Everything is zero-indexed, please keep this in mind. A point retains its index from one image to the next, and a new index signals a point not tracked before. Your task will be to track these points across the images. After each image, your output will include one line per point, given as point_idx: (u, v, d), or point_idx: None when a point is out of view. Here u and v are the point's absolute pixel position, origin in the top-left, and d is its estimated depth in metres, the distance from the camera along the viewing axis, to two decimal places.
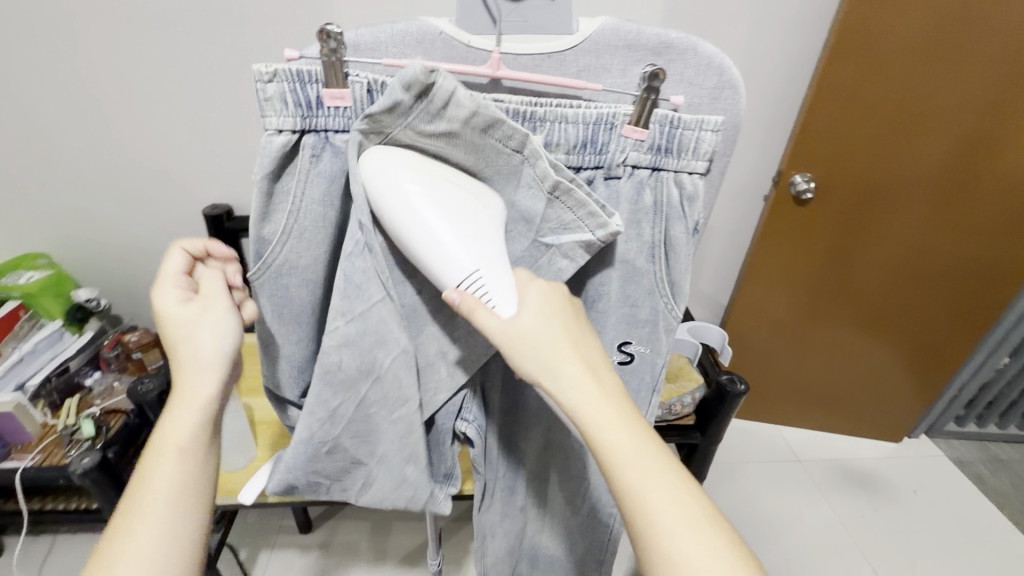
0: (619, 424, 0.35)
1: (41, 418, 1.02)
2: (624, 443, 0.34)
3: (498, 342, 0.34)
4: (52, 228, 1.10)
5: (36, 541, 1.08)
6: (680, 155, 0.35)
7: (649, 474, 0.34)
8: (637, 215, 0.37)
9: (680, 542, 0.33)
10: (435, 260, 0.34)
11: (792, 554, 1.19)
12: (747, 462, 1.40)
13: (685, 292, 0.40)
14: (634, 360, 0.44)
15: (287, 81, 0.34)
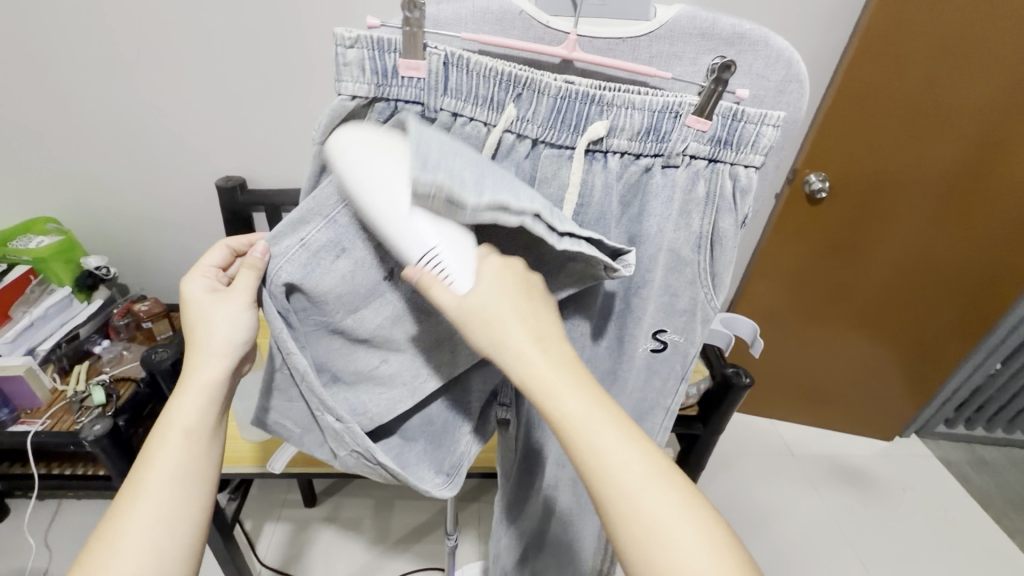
0: (575, 390, 0.34)
1: (51, 383, 1.02)
2: (581, 411, 0.33)
3: (451, 316, 0.35)
4: (64, 193, 1.09)
5: (42, 505, 1.09)
6: (740, 148, 0.35)
7: (608, 436, 0.33)
8: (688, 206, 0.37)
9: (650, 506, 0.32)
10: (400, 234, 0.34)
11: (783, 545, 1.23)
12: (744, 455, 1.43)
13: (726, 284, 0.40)
14: (667, 348, 0.45)
15: (367, 48, 0.34)
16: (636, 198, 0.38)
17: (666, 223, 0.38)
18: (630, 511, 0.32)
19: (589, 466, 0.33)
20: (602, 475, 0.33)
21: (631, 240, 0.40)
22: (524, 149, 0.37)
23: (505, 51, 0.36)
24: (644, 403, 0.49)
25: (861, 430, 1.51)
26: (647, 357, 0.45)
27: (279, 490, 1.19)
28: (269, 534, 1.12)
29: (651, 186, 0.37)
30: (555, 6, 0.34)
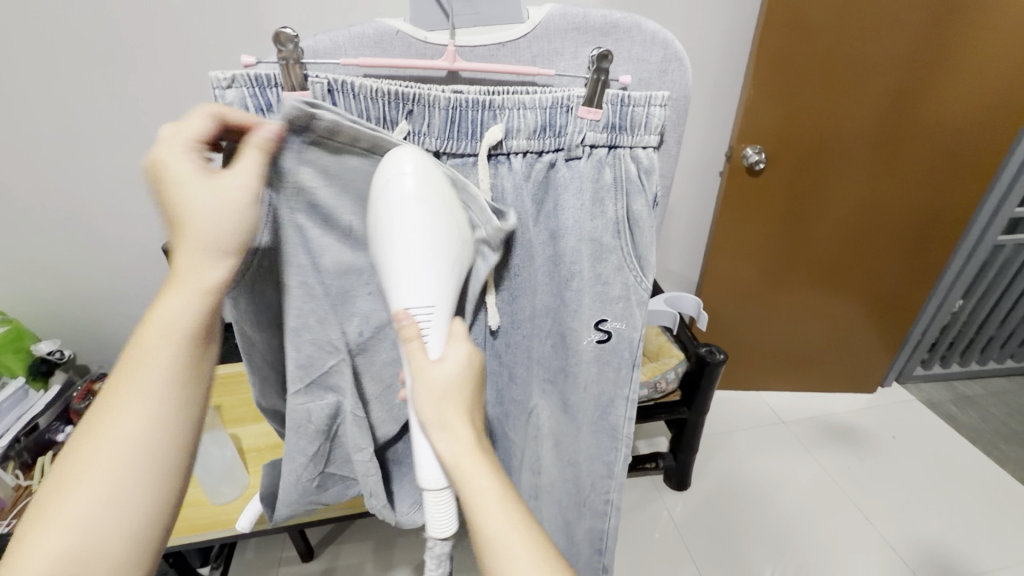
0: (492, 483, 0.34)
1: (12, 482, 0.94)
2: (494, 505, 0.34)
3: (414, 377, 0.34)
4: (3, 281, 1.05)
5: None
6: (634, 131, 0.36)
7: (514, 548, 0.33)
8: (599, 195, 0.38)
9: None
10: (403, 282, 0.33)
11: (790, 512, 1.23)
12: (735, 431, 1.44)
13: (651, 264, 0.41)
14: (611, 337, 0.45)
15: (246, 87, 0.34)
16: (548, 194, 0.39)
17: (581, 215, 0.39)
18: None
19: (487, 550, 0.33)
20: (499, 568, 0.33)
21: (552, 234, 0.40)
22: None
23: (393, 70, 0.36)
24: (604, 396, 0.49)
25: (842, 386, 1.54)
26: (594, 349, 0.46)
27: (274, 549, 1.15)
28: None
29: (559, 180, 0.38)
30: (429, 21, 0.34)
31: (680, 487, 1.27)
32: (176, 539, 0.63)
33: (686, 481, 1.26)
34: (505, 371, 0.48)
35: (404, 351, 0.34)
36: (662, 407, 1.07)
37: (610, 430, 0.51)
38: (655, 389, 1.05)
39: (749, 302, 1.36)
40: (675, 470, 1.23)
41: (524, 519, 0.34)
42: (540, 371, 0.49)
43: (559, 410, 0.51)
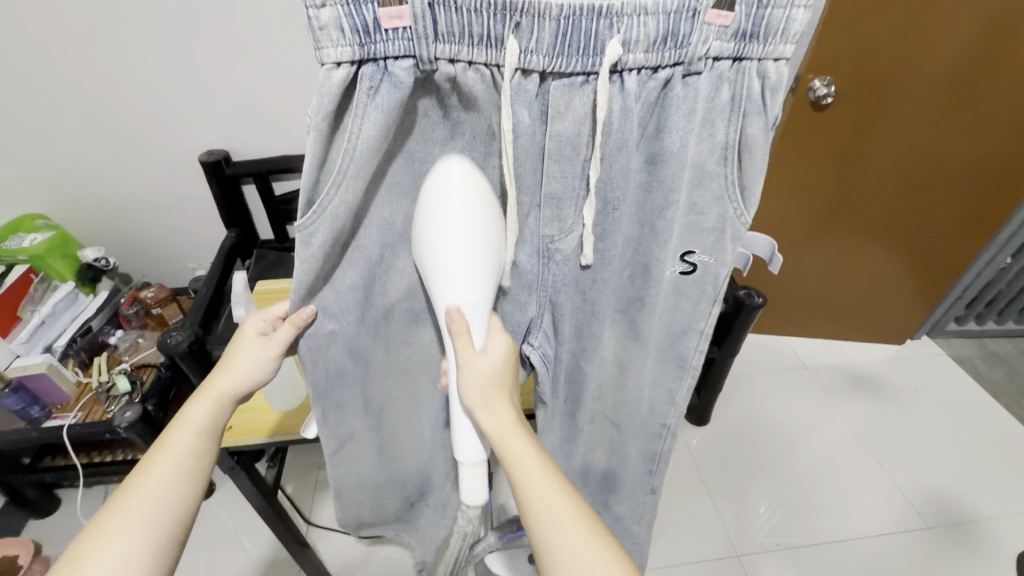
0: (512, 422, 0.42)
1: (74, 377, 1.02)
2: (518, 446, 0.40)
3: (465, 366, 0.44)
4: (44, 187, 1.06)
5: (92, 490, 1.14)
6: (767, 39, 0.36)
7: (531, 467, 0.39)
8: (712, 114, 0.40)
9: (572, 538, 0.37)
10: (442, 280, 0.43)
11: (804, 452, 1.27)
12: (757, 372, 1.46)
13: (754, 196, 0.44)
14: (695, 270, 0.50)
15: (341, 4, 0.32)
16: (654, 114, 0.40)
17: (689, 137, 0.40)
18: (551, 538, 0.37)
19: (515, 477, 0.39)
20: (541, 523, 0.38)
21: (652, 157, 0.42)
22: (533, 82, 0.37)
23: None
24: (677, 326, 0.55)
25: (872, 336, 1.53)
26: (675, 279, 0.50)
27: (313, 454, 1.23)
28: (310, 495, 1.16)
29: (672, 99, 0.39)
30: None
31: (699, 423, 1.31)
32: (239, 439, 0.66)
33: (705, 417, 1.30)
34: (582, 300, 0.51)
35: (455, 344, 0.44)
36: None
37: (679, 357, 0.58)
38: None
39: (787, 249, 1.33)
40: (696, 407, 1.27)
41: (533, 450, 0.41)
42: (614, 300, 0.52)
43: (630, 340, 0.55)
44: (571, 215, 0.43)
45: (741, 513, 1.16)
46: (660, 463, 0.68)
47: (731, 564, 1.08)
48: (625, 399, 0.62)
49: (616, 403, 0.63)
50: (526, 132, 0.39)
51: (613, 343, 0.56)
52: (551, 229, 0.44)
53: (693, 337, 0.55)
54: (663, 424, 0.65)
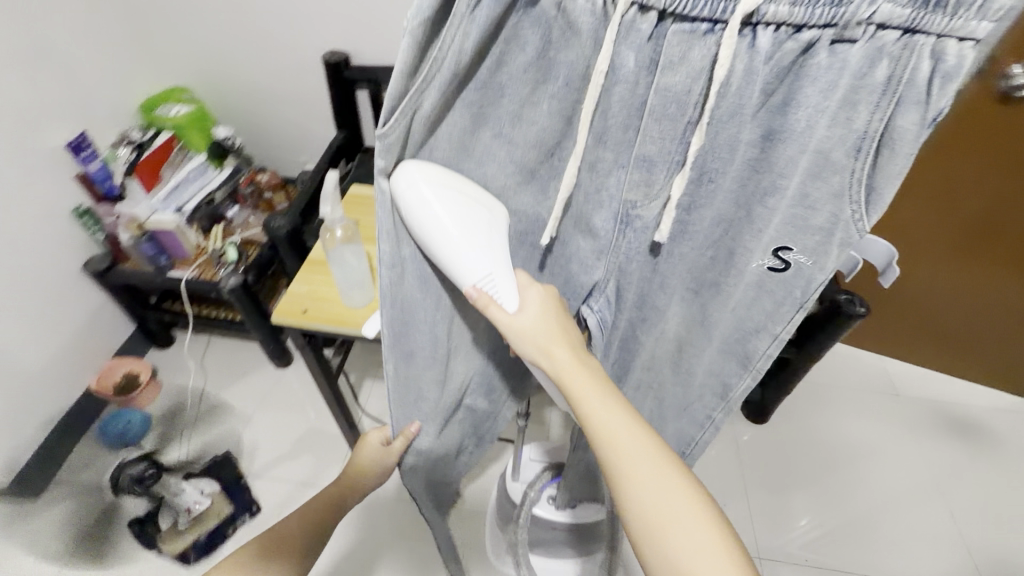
0: (588, 377, 0.44)
1: (195, 239, 1.17)
2: (590, 390, 0.43)
3: (508, 329, 0.45)
4: (192, 63, 1.17)
5: (197, 338, 1.34)
6: (956, 11, 0.29)
7: (611, 414, 0.43)
8: (856, 94, 0.34)
9: (646, 472, 0.42)
10: (459, 265, 0.43)
11: (865, 481, 1.18)
12: (837, 386, 1.34)
13: (883, 202, 0.38)
14: (788, 268, 0.45)
15: None
16: (784, 83, 0.35)
17: (819, 118, 0.35)
18: (627, 475, 0.42)
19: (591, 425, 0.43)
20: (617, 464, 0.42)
21: (768, 133, 0.38)
22: (649, 23, 0.34)
23: None
24: (751, 323, 0.51)
25: (993, 381, 1.33)
26: (761, 274, 0.47)
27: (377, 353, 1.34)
28: (368, 387, 1.28)
29: (812, 68, 0.33)
30: None
31: (756, 419, 1.25)
32: (312, 324, 0.72)
33: (766, 416, 1.23)
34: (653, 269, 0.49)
35: (487, 315, 0.45)
36: None
37: (744, 355, 0.55)
38: None
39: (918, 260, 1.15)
40: (757, 403, 1.22)
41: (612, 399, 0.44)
42: (688, 281, 0.50)
43: (695, 322, 0.54)
44: (660, 182, 0.40)
45: (780, 518, 1.13)
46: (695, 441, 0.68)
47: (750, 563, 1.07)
48: (673, 373, 0.61)
49: (666, 380, 0.63)
50: (626, 79, 0.36)
51: (676, 322, 0.55)
52: (636, 194, 0.42)
53: (766, 338, 0.52)
54: (708, 415, 0.64)
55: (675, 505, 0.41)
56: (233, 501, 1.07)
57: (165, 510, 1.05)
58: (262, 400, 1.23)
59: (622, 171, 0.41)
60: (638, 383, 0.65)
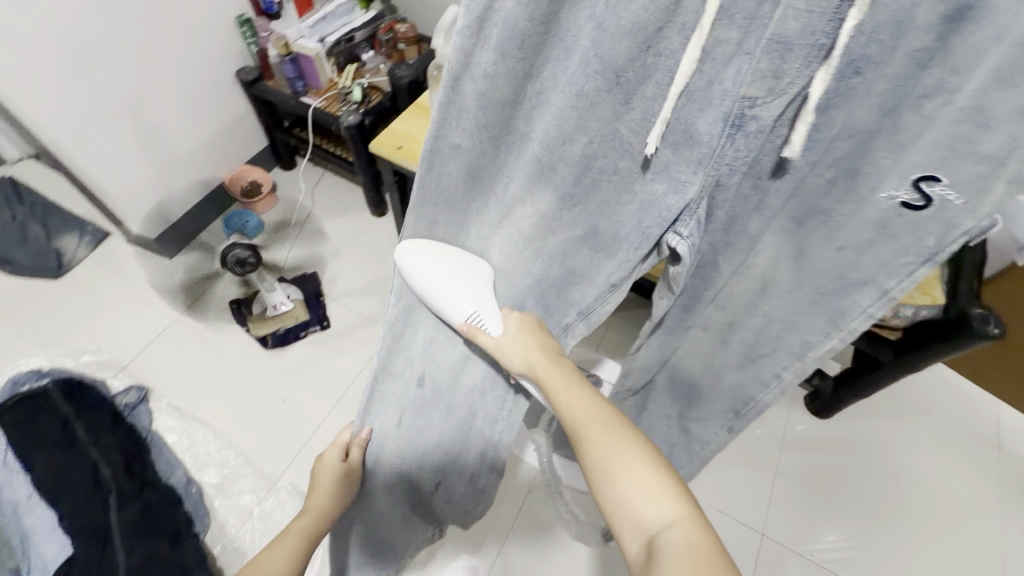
0: (560, 379, 0.52)
1: (330, 73, 1.23)
2: (564, 390, 0.52)
3: (495, 349, 0.55)
4: None
5: (314, 168, 1.46)
6: None
7: (579, 408, 0.50)
8: None
9: (617, 457, 0.46)
10: (449, 307, 0.56)
11: (918, 514, 1.08)
12: (928, 414, 1.19)
13: None
14: (928, 206, 0.41)
15: None
16: None
17: None
18: (602, 461, 0.46)
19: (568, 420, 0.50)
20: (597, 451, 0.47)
21: (959, 11, 0.32)
22: None
23: None
24: (860, 271, 0.47)
25: None
26: (889, 209, 0.42)
27: None
28: None
29: None
30: None
31: (816, 412, 1.17)
32: (405, 163, 0.74)
33: (828, 413, 1.15)
34: (755, 186, 0.45)
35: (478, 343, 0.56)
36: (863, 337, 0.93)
37: (839, 312, 0.51)
38: None
39: None
40: (824, 396, 1.14)
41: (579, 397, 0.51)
42: (795, 199, 0.47)
43: (791, 257, 0.51)
44: (792, 75, 0.35)
45: (806, 520, 1.08)
46: (752, 398, 0.67)
47: (751, 534, 1.06)
48: (746, 308, 0.58)
49: (740, 322, 0.60)
50: None
51: (765, 254, 0.52)
52: (758, 88, 0.36)
53: (872, 294, 0.48)
54: (777, 373, 0.61)
55: (649, 485, 0.44)
56: (310, 312, 1.23)
57: (256, 300, 1.21)
58: (352, 239, 1.35)
59: (747, 59, 0.35)
60: (706, 320, 0.63)
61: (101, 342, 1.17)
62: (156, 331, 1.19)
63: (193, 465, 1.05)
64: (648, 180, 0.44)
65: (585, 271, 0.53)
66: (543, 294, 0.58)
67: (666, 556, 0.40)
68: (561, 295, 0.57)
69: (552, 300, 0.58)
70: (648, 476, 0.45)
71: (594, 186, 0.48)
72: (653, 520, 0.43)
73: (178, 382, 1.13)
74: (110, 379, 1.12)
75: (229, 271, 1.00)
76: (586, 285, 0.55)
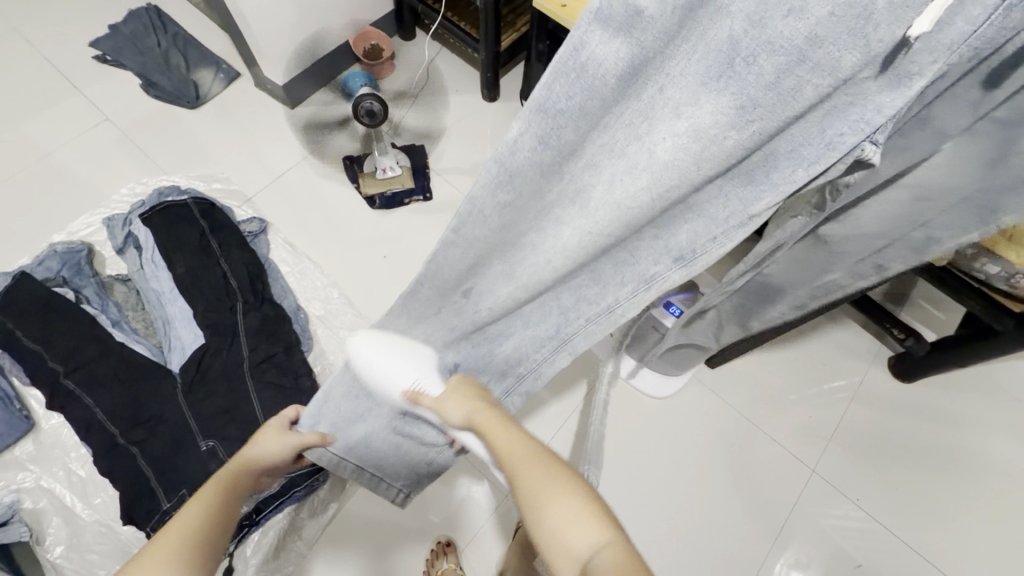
0: (507, 433, 0.55)
1: None
2: (513, 438, 0.54)
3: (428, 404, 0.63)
4: None
5: (433, 41, 1.45)
6: None
7: (519, 453, 0.52)
8: None
9: (546, 513, 0.46)
10: (385, 386, 0.67)
11: (974, 487, 1.08)
12: (1020, 402, 1.14)
13: None
14: None
15: None
16: None
17: None
18: (540, 509, 0.46)
19: (506, 465, 0.52)
20: (531, 499, 0.47)
21: None
22: None
23: None
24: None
25: None
26: None
27: None
28: None
29: None
30: None
31: (900, 374, 1.15)
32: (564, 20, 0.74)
33: (913, 376, 1.13)
34: (982, 81, 0.37)
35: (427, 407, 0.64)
36: (987, 301, 0.85)
37: (990, 208, 0.47)
38: (1011, 279, 0.78)
39: None
40: (915, 358, 1.10)
41: (528, 448, 0.52)
42: None
43: (977, 166, 0.44)
44: None
45: (859, 469, 1.09)
46: None
47: (801, 469, 1.09)
48: (898, 222, 0.53)
49: (864, 235, 0.55)
50: None
51: (943, 161, 0.45)
52: None
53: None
54: (880, 265, 0.60)
55: (585, 545, 0.43)
56: (415, 181, 1.27)
57: (369, 158, 1.26)
58: (461, 118, 1.36)
59: None
60: (817, 236, 0.57)
61: (230, 174, 1.27)
62: (275, 174, 1.28)
63: (301, 295, 1.15)
64: (865, 82, 0.32)
65: (725, 186, 0.41)
66: (634, 221, 0.45)
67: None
68: (655, 228, 0.46)
69: (632, 227, 0.46)
70: (588, 537, 0.44)
71: (794, 93, 0.33)
72: (581, 548, 0.43)
73: (294, 222, 1.23)
74: (236, 207, 1.23)
75: (357, 120, 1.05)
76: (711, 207, 0.43)
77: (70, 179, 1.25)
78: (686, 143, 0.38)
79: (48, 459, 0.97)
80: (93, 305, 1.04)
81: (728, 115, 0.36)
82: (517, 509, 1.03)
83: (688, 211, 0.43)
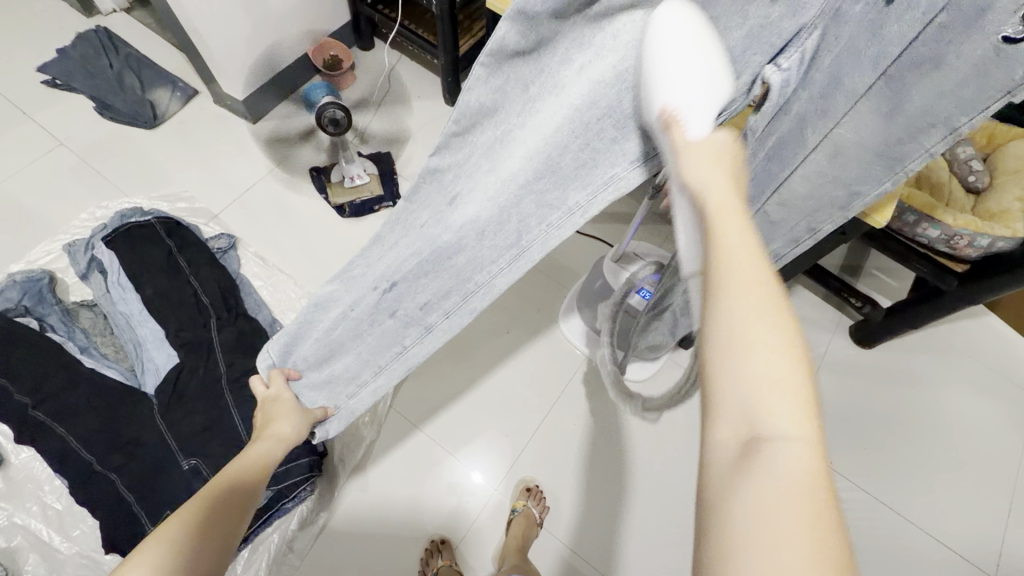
0: (722, 174, 0.37)
1: None
2: (722, 179, 0.37)
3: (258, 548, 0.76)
4: None
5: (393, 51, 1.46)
6: None
7: (729, 216, 0.35)
8: None
9: (748, 359, 0.31)
10: None
11: (937, 439, 1.14)
12: (973, 357, 1.21)
13: None
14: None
15: None
16: None
17: None
18: (727, 359, 0.31)
19: (721, 229, 0.34)
20: (731, 319, 0.31)
21: None
22: None
23: None
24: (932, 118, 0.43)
25: None
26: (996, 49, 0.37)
27: None
28: None
29: None
30: None
31: (861, 341, 1.21)
32: None
33: (873, 341, 1.19)
34: (874, 36, 0.39)
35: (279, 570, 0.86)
36: (927, 261, 0.90)
37: (896, 157, 0.48)
38: (948, 240, 0.83)
39: None
40: (873, 325, 1.16)
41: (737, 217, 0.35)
42: None
43: (879, 116, 0.45)
44: None
45: (831, 432, 1.15)
46: None
47: None
48: (816, 180, 0.54)
49: (803, 198, 0.57)
50: None
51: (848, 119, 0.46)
52: None
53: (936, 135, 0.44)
54: (813, 228, 0.61)
55: (783, 430, 0.29)
56: (384, 188, 1.28)
57: (336, 167, 1.26)
58: (427, 123, 1.38)
59: None
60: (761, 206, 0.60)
61: (195, 193, 1.25)
62: (240, 190, 1.27)
63: (275, 307, 1.15)
64: (761, 8, 0.37)
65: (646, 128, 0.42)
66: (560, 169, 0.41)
67: (768, 470, 0.28)
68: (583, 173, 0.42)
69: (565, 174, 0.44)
70: (785, 419, 0.29)
71: (684, 27, 0.35)
72: (774, 423, 0.29)
73: (263, 236, 1.22)
74: (203, 225, 1.21)
75: (322, 129, 1.06)
76: (626, 154, 0.42)
77: (27, 206, 1.21)
78: (605, 87, 0.38)
79: (21, 494, 0.94)
80: (59, 333, 1.02)
81: (627, 57, 0.37)
82: (509, 502, 1.04)
83: (604, 166, 0.42)
